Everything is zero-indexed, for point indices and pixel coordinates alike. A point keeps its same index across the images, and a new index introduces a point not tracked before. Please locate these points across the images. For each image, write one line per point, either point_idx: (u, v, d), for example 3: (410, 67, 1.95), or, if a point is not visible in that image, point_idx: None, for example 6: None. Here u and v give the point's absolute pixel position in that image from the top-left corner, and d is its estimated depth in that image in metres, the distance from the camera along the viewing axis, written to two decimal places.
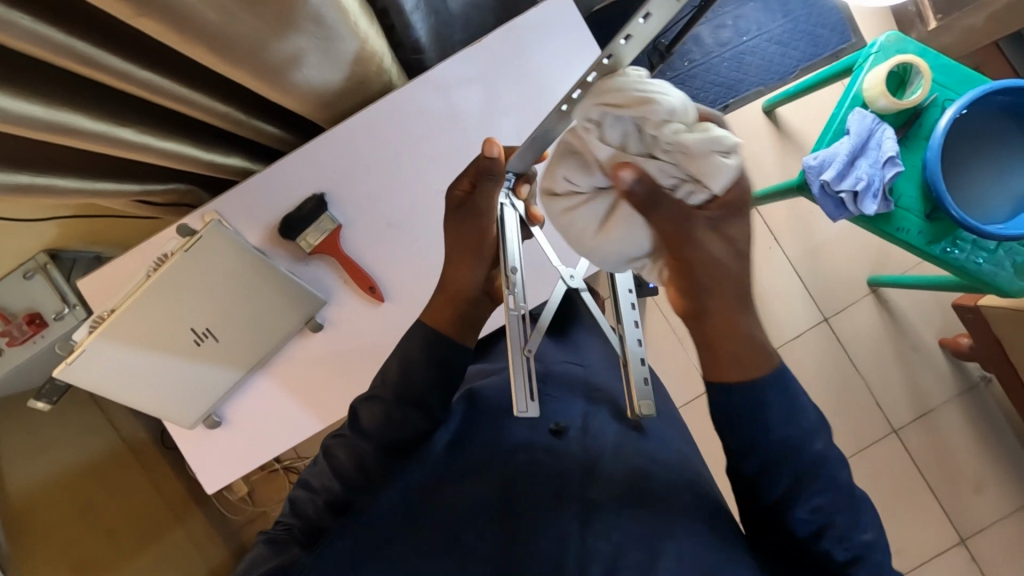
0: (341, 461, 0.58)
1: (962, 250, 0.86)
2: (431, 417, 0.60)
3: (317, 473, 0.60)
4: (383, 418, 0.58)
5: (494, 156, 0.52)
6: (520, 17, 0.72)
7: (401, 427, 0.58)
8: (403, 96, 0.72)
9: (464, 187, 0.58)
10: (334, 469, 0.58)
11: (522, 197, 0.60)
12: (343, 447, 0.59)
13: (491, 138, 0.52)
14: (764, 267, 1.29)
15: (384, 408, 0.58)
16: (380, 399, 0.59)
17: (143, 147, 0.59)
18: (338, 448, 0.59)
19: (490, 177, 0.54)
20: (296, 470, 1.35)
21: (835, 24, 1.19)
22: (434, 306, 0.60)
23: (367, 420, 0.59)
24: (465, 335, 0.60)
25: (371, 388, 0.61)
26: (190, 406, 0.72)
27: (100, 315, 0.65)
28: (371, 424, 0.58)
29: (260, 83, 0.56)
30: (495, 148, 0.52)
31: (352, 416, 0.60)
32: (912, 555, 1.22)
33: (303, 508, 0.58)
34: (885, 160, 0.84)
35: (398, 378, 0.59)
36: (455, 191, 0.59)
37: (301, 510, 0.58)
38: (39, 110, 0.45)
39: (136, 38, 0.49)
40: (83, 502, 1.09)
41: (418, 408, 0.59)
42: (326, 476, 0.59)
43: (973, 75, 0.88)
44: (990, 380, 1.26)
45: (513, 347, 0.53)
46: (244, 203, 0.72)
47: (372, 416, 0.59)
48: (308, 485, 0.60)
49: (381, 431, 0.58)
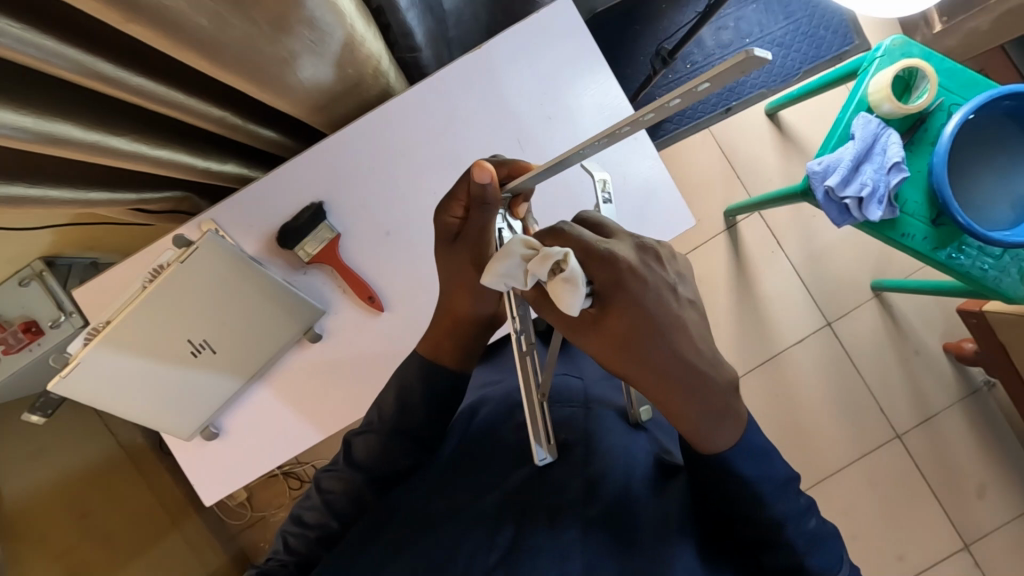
0: (335, 494, 0.63)
1: (967, 257, 0.85)
2: (422, 442, 0.64)
3: (310, 507, 0.64)
4: (377, 452, 0.63)
5: (485, 182, 0.51)
6: (521, 21, 0.71)
7: (392, 460, 0.63)
8: (401, 102, 0.71)
9: (458, 213, 0.56)
10: (328, 504, 0.63)
11: (520, 217, 0.59)
12: (335, 480, 0.64)
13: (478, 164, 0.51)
14: (767, 271, 1.28)
15: (376, 442, 0.63)
16: (374, 434, 0.64)
17: (137, 155, 0.58)
18: (330, 482, 0.64)
19: (483, 204, 0.53)
20: (295, 475, 1.34)
21: (838, 25, 1.18)
22: (434, 336, 0.62)
23: (361, 453, 0.64)
24: (463, 364, 0.63)
25: (364, 423, 0.65)
26: (187, 418, 0.71)
27: (96, 326, 0.64)
28: (363, 457, 0.63)
29: (253, 86, 0.55)
30: (487, 173, 0.51)
31: (346, 449, 0.65)
32: (915, 560, 1.21)
33: (294, 540, 0.63)
34: (890, 165, 0.83)
35: (395, 409, 0.63)
36: (449, 219, 0.56)
37: (293, 542, 0.63)
38: (28, 120, 0.44)
39: (129, 45, 0.48)
40: (80, 510, 1.07)
41: (409, 438, 0.63)
42: (319, 510, 0.63)
43: (979, 79, 0.87)
44: (994, 384, 1.25)
45: (529, 388, 0.54)
46: (241, 211, 0.72)
47: (365, 449, 0.63)
48: (301, 520, 0.64)
49: (373, 462, 0.63)
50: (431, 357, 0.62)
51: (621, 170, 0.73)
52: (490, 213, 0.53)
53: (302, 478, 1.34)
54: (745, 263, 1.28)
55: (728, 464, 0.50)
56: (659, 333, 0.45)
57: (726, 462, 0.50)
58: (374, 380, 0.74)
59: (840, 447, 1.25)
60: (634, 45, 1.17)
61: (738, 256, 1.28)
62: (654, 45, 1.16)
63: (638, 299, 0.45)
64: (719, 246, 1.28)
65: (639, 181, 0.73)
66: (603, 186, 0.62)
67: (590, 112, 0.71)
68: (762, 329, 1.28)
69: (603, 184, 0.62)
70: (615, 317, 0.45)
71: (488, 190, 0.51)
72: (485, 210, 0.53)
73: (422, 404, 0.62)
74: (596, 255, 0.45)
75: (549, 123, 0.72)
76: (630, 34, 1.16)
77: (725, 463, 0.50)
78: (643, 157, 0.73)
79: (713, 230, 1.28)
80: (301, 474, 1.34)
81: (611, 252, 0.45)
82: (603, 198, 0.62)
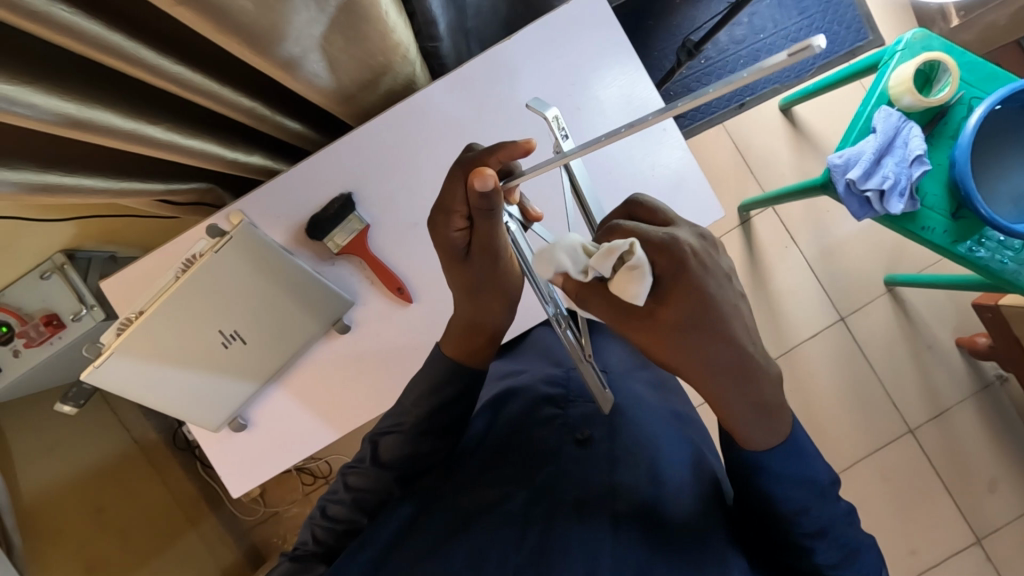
0: (362, 491, 0.62)
1: (987, 249, 0.85)
2: (450, 434, 0.63)
3: (337, 501, 0.63)
4: (406, 451, 0.62)
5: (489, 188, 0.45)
6: (549, 12, 0.71)
7: (420, 456, 0.62)
8: (428, 94, 0.71)
9: (461, 225, 0.52)
10: (356, 501, 0.62)
11: (514, 202, 0.58)
12: (361, 477, 0.62)
13: (479, 171, 0.45)
14: (779, 265, 1.28)
15: (404, 440, 0.61)
16: (402, 434, 0.62)
17: (170, 145, 0.58)
18: (356, 478, 0.62)
19: (488, 210, 0.48)
20: (308, 471, 1.34)
21: (851, 20, 1.17)
22: (464, 340, 0.62)
23: (389, 452, 0.62)
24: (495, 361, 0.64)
25: (392, 421, 0.63)
26: (215, 409, 0.71)
27: (128, 317, 0.64)
28: (391, 456, 0.62)
29: (285, 74, 0.55)
30: (489, 179, 0.45)
31: (371, 448, 0.63)
32: (927, 554, 1.21)
33: (321, 532, 0.62)
34: (912, 158, 0.83)
35: (416, 402, 0.62)
36: (454, 233, 0.52)
37: (319, 534, 0.62)
38: (71, 107, 0.44)
39: (167, 31, 0.48)
40: (97, 506, 1.07)
41: (437, 435, 0.62)
42: (347, 507, 0.62)
43: (999, 73, 0.87)
44: (1006, 379, 1.26)
45: (578, 355, 0.61)
46: (270, 203, 0.72)
47: (392, 449, 0.62)
48: (327, 514, 0.63)
49: (401, 461, 0.62)
50: (455, 359, 0.62)
51: (649, 161, 0.73)
52: (495, 217, 0.50)
53: (315, 474, 1.33)
54: (758, 258, 1.28)
55: (767, 451, 0.49)
56: (695, 320, 0.43)
57: (762, 454, 0.50)
58: (400, 370, 0.74)
59: (853, 441, 1.25)
60: (650, 40, 1.17)
61: (751, 251, 1.28)
62: (671, 40, 1.16)
63: (700, 287, 0.42)
64: (731, 240, 1.28)
65: (669, 172, 0.73)
66: (558, 122, 0.54)
67: (619, 102, 0.72)
68: (775, 324, 1.28)
69: (557, 119, 0.54)
70: (672, 311, 0.42)
71: (492, 196, 0.47)
72: (492, 216, 0.49)
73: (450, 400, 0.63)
74: (657, 243, 0.41)
75: (577, 114, 0.72)
76: (644, 28, 1.16)
77: (760, 453, 0.50)
78: (672, 148, 0.73)
79: (725, 226, 1.28)
80: (314, 470, 1.34)
81: (675, 237, 0.42)
82: (560, 135, 0.54)
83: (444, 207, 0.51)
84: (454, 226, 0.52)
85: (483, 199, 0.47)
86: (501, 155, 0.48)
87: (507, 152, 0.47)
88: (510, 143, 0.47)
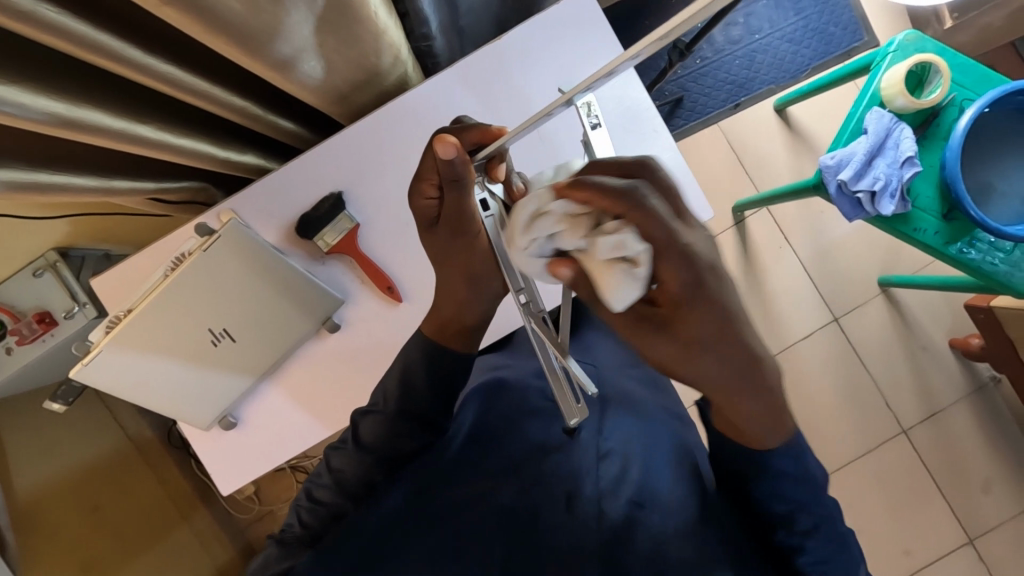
0: (344, 473, 0.62)
1: (978, 251, 0.86)
2: (430, 424, 0.63)
3: (321, 484, 0.63)
4: (383, 431, 0.61)
5: (452, 157, 0.49)
6: (541, 14, 0.71)
7: (399, 438, 0.62)
8: (420, 94, 0.71)
9: (431, 193, 0.55)
10: (339, 482, 0.62)
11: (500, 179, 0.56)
12: (345, 458, 0.63)
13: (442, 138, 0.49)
14: (774, 265, 1.29)
15: (383, 420, 0.62)
16: (380, 414, 0.62)
17: (160, 144, 0.58)
18: (339, 460, 0.63)
19: (455, 179, 0.51)
20: (303, 469, 1.34)
21: (847, 21, 1.18)
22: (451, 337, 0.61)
23: (369, 431, 0.62)
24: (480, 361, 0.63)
25: (371, 402, 0.64)
26: (205, 407, 0.71)
27: (117, 315, 0.65)
28: (371, 437, 0.62)
29: (274, 74, 0.55)
30: (450, 146, 0.48)
31: (353, 428, 0.64)
32: (920, 554, 1.22)
33: (306, 515, 0.62)
34: (904, 160, 0.84)
35: (394, 396, 0.62)
36: (423, 202, 0.56)
37: (305, 518, 0.62)
38: (60, 106, 0.44)
39: (156, 31, 0.48)
40: (92, 505, 1.08)
41: (411, 419, 0.62)
42: (330, 490, 0.62)
43: (991, 75, 0.87)
44: (1000, 380, 1.26)
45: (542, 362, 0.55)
46: (259, 202, 0.72)
47: (371, 429, 0.62)
48: (312, 496, 0.63)
49: (380, 442, 0.62)
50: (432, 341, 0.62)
51: None
52: (463, 189, 0.52)
53: (309, 471, 1.34)
54: (752, 258, 1.29)
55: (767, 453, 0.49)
56: None
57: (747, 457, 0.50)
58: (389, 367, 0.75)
59: (847, 441, 1.26)
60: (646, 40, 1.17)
61: (746, 251, 1.28)
62: (666, 41, 1.16)
63: None
64: (727, 241, 1.29)
65: None
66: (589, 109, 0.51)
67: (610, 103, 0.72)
68: (770, 324, 1.28)
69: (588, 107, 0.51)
70: None
71: (456, 166, 0.50)
72: (460, 188, 0.52)
73: (435, 401, 0.62)
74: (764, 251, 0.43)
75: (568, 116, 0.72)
76: (640, 29, 1.16)
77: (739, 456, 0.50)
78: (663, 148, 0.73)
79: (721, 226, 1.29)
80: (309, 467, 1.34)
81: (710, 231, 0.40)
82: (589, 123, 0.51)
83: (417, 176, 0.55)
84: (425, 195, 0.56)
85: (448, 166, 0.50)
86: (469, 134, 0.52)
87: (477, 133, 0.52)
88: (479, 126, 0.52)
